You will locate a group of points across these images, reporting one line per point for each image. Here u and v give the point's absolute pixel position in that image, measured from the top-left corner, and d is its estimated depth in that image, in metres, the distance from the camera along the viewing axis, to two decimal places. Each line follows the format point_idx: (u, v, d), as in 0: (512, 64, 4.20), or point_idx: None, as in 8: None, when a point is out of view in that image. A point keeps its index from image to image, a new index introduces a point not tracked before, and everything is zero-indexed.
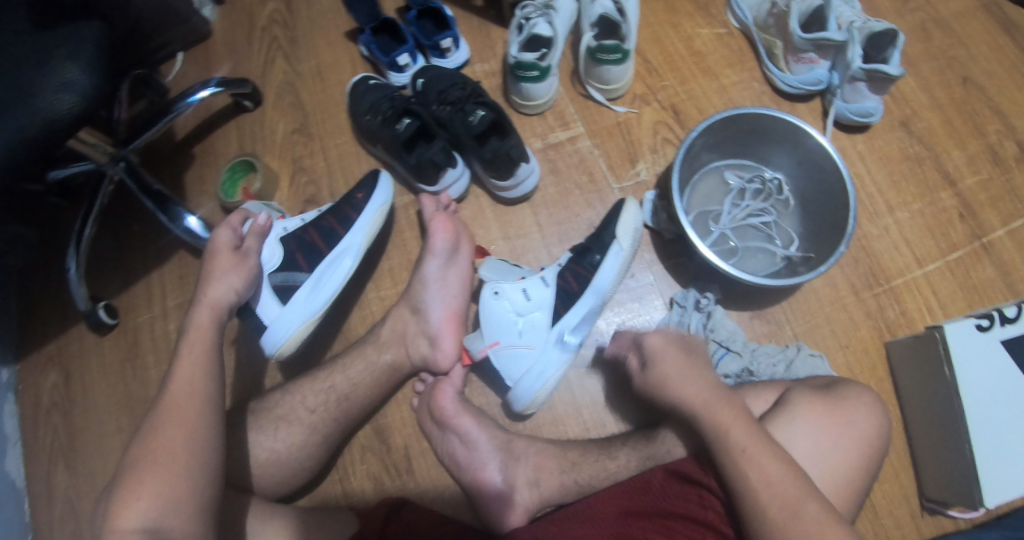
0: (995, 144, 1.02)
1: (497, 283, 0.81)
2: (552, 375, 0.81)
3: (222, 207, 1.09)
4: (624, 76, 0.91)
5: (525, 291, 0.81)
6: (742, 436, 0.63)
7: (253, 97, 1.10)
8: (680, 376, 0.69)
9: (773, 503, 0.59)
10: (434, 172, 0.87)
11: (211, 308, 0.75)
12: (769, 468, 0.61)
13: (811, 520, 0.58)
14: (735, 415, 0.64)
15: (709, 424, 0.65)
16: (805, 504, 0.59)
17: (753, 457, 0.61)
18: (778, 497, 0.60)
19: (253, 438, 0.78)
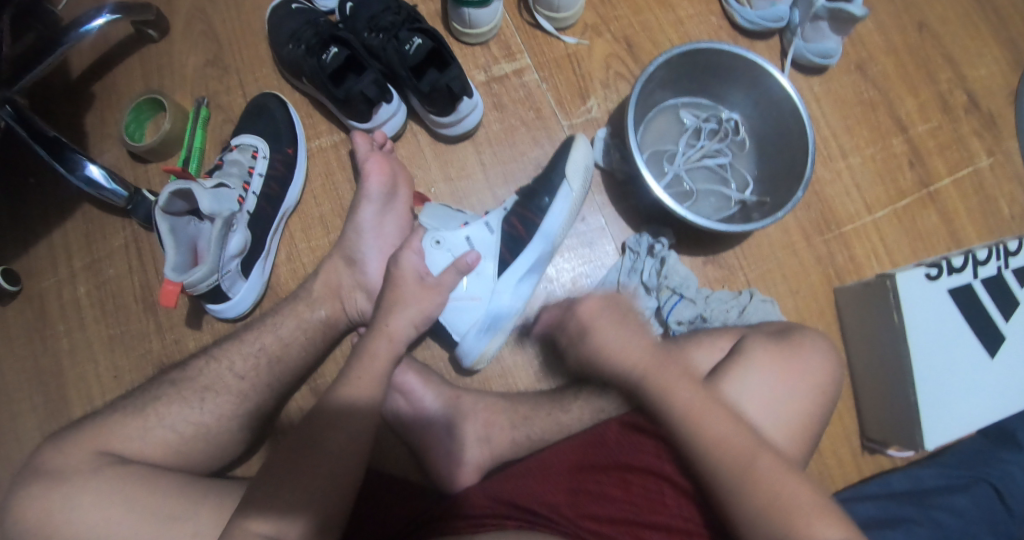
0: (945, 92, 1.01)
1: (438, 231, 0.73)
2: (501, 327, 0.76)
3: (129, 152, 0.97)
4: (575, 3, 0.84)
5: (469, 239, 0.75)
6: (683, 394, 0.60)
7: (157, 24, 0.98)
8: (613, 337, 0.63)
9: (733, 456, 0.58)
10: (366, 108, 0.78)
11: (391, 342, 0.66)
12: (722, 429, 0.59)
13: (763, 474, 0.57)
14: (679, 376, 0.62)
15: (653, 386, 0.61)
16: (761, 454, 0.58)
17: (706, 415, 0.60)
18: (734, 453, 0.58)
19: (170, 410, 0.69)
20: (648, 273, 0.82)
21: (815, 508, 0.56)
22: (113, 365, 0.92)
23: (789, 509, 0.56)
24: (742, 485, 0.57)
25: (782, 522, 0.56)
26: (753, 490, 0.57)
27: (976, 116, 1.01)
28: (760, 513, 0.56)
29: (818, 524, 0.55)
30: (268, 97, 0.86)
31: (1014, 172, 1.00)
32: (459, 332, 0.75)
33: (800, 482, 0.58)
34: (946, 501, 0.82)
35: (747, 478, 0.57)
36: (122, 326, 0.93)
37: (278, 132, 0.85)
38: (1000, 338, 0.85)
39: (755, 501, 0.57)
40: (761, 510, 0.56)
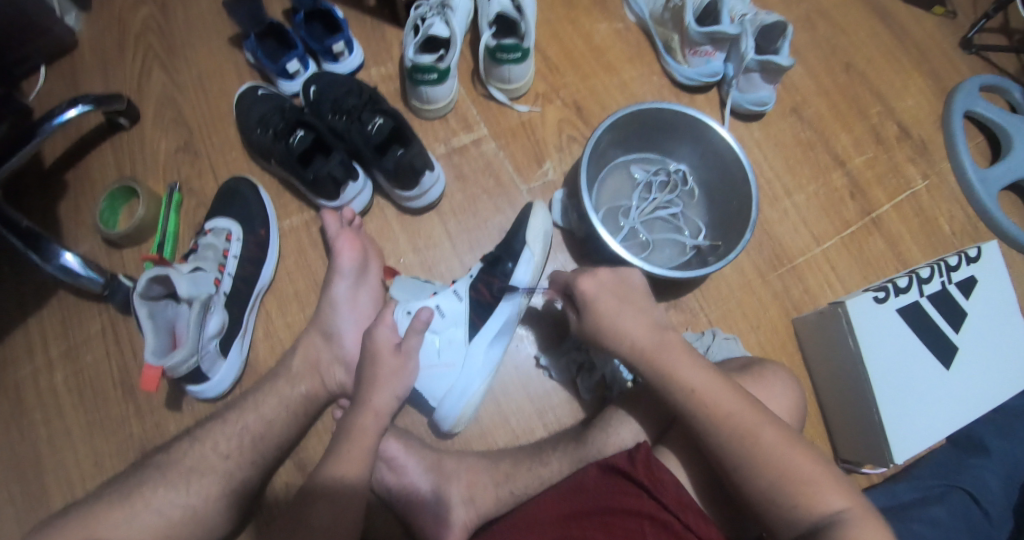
0: (877, 126, 1.09)
1: (409, 303, 0.78)
2: (476, 390, 0.79)
3: (104, 240, 0.99)
4: (525, 75, 0.90)
5: (439, 308, 0.79)
6: (688, 373, 0.65)
7: (129, 114, 1.01)
8: (621, 316, 0.68)
9: (735, 432, 0.62)
10: (334, 187, 0.82)
11: (378, 417, 0.67)
12: (726, 402, 0.63)
13: (769, 446, 0.61)
14: (680, 357, 0.66)
15: (660, 365, 0.66)
16: (763, 430, 0.62)
17: (704, 394, 0.64)
18: (739, 424, 0.62)
19: (157, 495, 0.69)
20: None
21: (818, 471, 0.60)
22: (94, 452, 0.92)
23: (796, 479, 0.60)
24: (749, 455, 0.61)
25: (789, 490, 0.59)
26: (760, 459, 0.61)
27: (908, 144, 1.09)
28: (777, 482, 0.60)
29: (821, 485, 0.59)
30: (239, 182, 0.89)
31: (949, 192, 1.08)
32: (435, 398, 0.79)
33: (802, 452, 0.61)
34: (924, 513, 0.84)
35: (750, 453, 0.61)
36: (101, 411, 0.94)
37: (250, 216, 0.88)
38: (953, 350, 0.90)
39: (766, 471, 0.60)
40: (776, 484, 0.60)
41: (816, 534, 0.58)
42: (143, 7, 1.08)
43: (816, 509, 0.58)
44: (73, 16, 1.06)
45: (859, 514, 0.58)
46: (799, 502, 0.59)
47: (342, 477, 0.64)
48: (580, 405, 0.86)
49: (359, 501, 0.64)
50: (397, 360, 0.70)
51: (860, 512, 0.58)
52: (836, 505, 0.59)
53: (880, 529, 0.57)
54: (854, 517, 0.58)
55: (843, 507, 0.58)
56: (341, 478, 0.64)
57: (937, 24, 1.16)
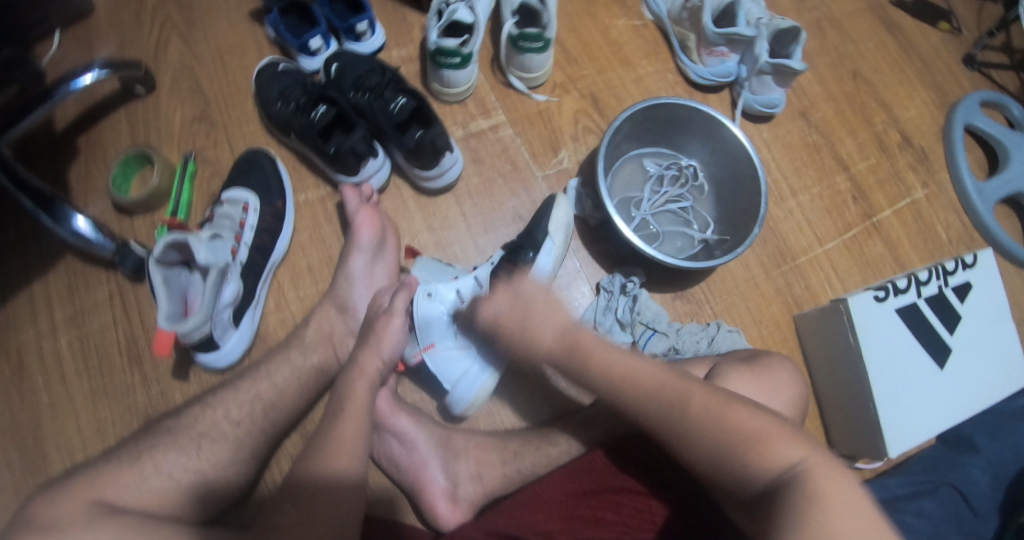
0: (881, 133, 1.12)
1: (431, 284, 0.79)
2: (489, 378, 0.80)
3: (115, 206, 0.99)
4: (545, 64, 0.92)
5: (459, 293, 0.79)
6: (607, 363, 0.64)
7: (145, 82, 1.02)
8: (540, 318, 0.67)
9: (660, 409, 0.61)
10: (355, 162, 0.83)
11: (366, 378, 0.69)
12: (647, 379, 0.62)
13: (699, 410, 0.59)
14: (596, 347, 0.64)
15: (578, 362, 0.65)
16: (689, 395, 0.60)
17: (636, 376, 0.63)
18: (665, 397, 0.61)
19: (167, 458, 0.69)
20: (621, 310, 0.86)
21: (766, 428, 0.57)
22: (96, 418, 0.92)
23: (735, 441, 0.56)
24: (677, 428, 0.59)
25: (737, 453, 0.56)
26: (688, 436, 0.59)
27: (910, 154, 1.12)
28: (711, 451, 0.57)
29: (772, 440, 0.56)
30: (257, 154, 0.91)
31: (948, 201, 1.11)
32: (450, 382, 0.80)
33: (745, 415, 0.58)
34: (916, 506, 0.86)
35: (678, 426, 0.59)
36: (105, 378, 0.94)
37: (268, 188, 0.88)
38: (947, 350, 0.93)
39: (698, 441, 0.58)
40: (714, 449, 0.57)
41: (775, 489, 0.53)
42: None
43: (769, 465, 0.54)
44: None
45: (814, 464, 0.53)
46: (744, 462, 0.55)
47: (331, 474, 0.62)
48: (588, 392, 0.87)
49: (355, 501, 0.62)
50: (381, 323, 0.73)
51: (816, 459, 0.54)
52: (789, 458, 0.54)
53: (841, 474, 0.52)
54: (807, 466, 0.53)
55: (795, 460, 0.54)
56: (334, 472, 0.62)
57: (943, 38, 1.19)
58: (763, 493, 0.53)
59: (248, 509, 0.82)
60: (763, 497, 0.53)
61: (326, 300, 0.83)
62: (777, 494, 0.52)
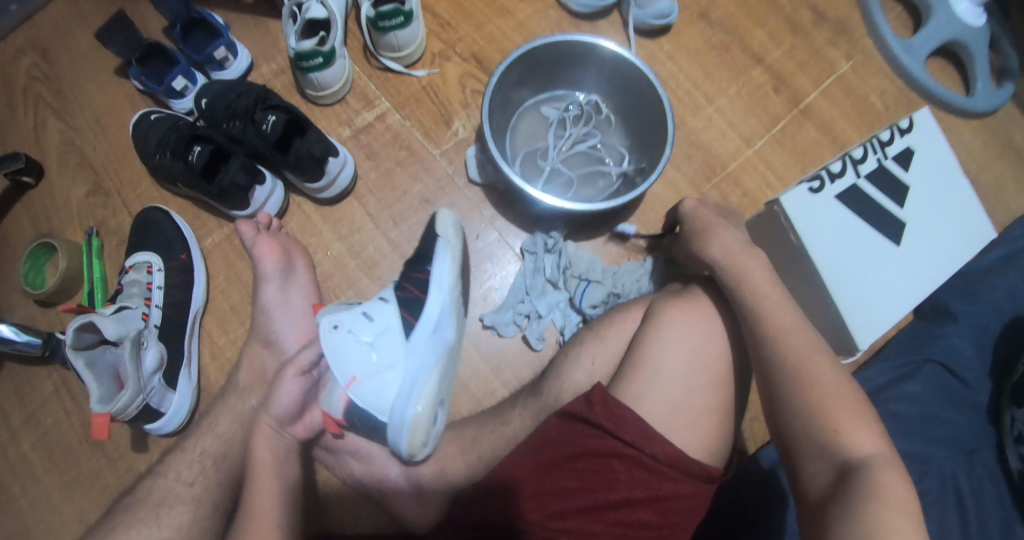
0: (791, 14, 1.06)
1: (334, 315, 0.71)
2: (425, 388, 0.69)
3: (36, 301, 0.96)
4: (415, 38, 0.87)
5: (365, 313, 0.72)
6: (764, 286, 0.64)
7: (32, 170, 0.98)
8: (724, 235, 0.70)
9: (793, 346, 0.60)
10: (242, 195, 0.80)
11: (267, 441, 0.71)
12: (784, 320, 0.62)
13: (825, 368, 0.59)
14: (766, 275, 0.65)
15: (740, 278, 0.66)
16: (817, 353, 0.60)
17: (775, 306, 0.63)
18: (787, 344, 0.60)
19: (130, 537, 0.68)
20: (550, 270, 0.85)
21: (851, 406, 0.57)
22: (75, 512, 0.91)
23: (833, 408, 0.56)
24: (793, 369, 0.59)
25: (818, 421, 0.56)
26: (804, 383, 0.58)
27: (826, 27, 1.06)
28: (806, 408, 0.57)
29: (857, 428, 0.55)
30: (151, 211, 0.86)
31: (875, 66, 1.05)
32: (383, 413, 0.69)
33: (851, 391, 0.58)
34: (902, 391, 0.84)
35: (796, 370, 0.59)
36: (74, 471, 0.92)
37: (168, 243, 0.85)
38: (901, 225, 0.89)
39: (806, 391, 0.58)
40: (807, 404, 0.57)
41: (846, 475, 0.53)
42: (24, 58, 1.03)
43: (848, 449, 0.54)
44: None
45: (890, 461, 0.53)
46: (826, 429, 0.55)
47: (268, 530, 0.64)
48: (536, 357, 0.84)
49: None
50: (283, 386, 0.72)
51: (891, 459, 0.54)
52: (870, 449, 0.54)
53: (907, 487, 0.52)
54: (885, 462, 0.53)
55: (874, 452, 0.54)
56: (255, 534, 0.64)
57: None
58: (829, 483, 0.54)
59: None
60: (831, 486, 0.53)
61: (253, 337, 0.80)
62: (841, 483, 0.52)
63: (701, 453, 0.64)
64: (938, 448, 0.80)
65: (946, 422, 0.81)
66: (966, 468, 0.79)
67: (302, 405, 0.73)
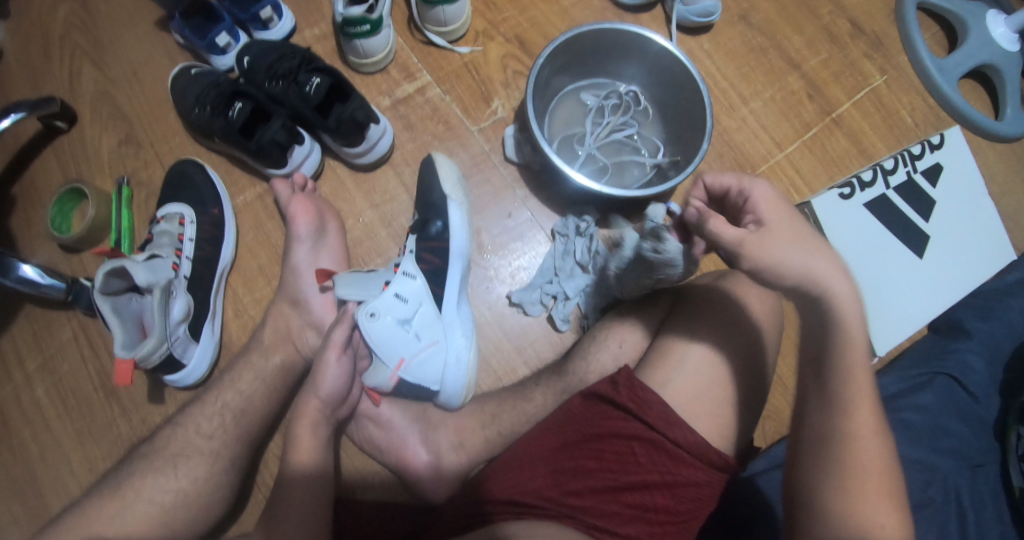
0: (830, 24, 1.06)
1: (370, 303, 0.71)
2: (468, 356, 0.78)
3: (61, 246, 0.96)
4: (461, 15, 0.87)
5: (398, 295, 0.73)
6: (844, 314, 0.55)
7: (65, 115, 0.98)
8: (782, 252, 0.55)
9: (850, 401, 0.54)
10: (280, 153, 0.81)
11: (309, 421, 0.68)
12: (855, 362, 0.55)
13: (871, 434, 0.53)
14: (847, 296, 0.55)
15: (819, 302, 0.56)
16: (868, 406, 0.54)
17: (856, 344, 0.55)
18: (847, 394, 0.54)
19: (146, 484, 0.69)
20: (580, 253, 0.85)
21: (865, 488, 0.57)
22: (86, 458, 0.92)
23: (858, 478, 0.52)
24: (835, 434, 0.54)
25: (841, 487, 0.52)
26: (844, 449, 0.53)
27: (863, 40, 1.06)
28: (835, 476, 0.53)
29: (880, 508, 0.51)
30: (185, 164, 0.87)
31: (909, 83, 1.06)
32: (437, 383, 0.76)
33: (884, 457, 0.53)
34: (912, 401, 0.84)
35: (838, 431, 0.54)
36: (87, 418, 0.93)
37: (201, 197, 0.85)
38: (924, 237, 0.93)
39: (840, 460, 0.53)
40: (833, 469, 0.53)
41: None
42: (64, 5, 1.03)
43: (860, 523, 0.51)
44: None
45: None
46: (847, 500, 0.52)
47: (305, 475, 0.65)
48: (558, 337, 0.86)
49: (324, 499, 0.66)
50: (335, 363, 0.69)
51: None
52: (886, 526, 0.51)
53: None
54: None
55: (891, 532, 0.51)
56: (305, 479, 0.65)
57: None
58: None
59: (244, 520, 0.81)
60: None
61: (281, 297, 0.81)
62: None
63: (718, 442, 0.65)
64: (945, 459, 0.79)
65: (953, 434, 0.81)
66: (969, 483, 0.78)
67: (347, 384, 0.70)
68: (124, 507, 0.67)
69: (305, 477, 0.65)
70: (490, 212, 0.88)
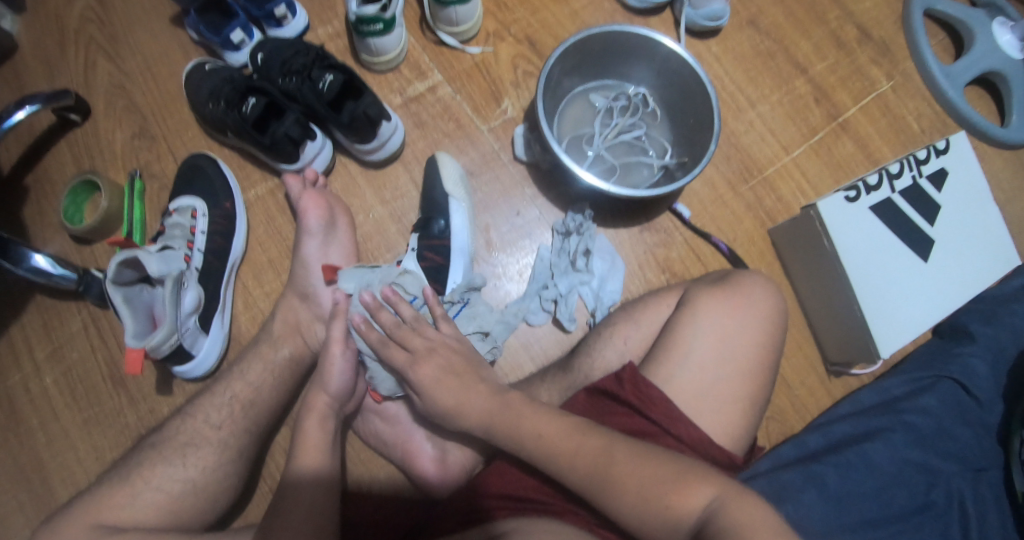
0: (837, 30, 1.07)
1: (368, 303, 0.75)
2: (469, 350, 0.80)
3: (73, 237, 0.97)
4: (473, 15, 0.88)
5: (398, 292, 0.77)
6: (534, 422, 0.63)
7: (79, 108, 0.99)
8: (448, 391, 0.67)
9: (586, 460, 0.59)
10: (292, 148, 0.82)
11: (319, 415, 0.69)
12: (566, 444, 0.60)
13: (627, 468, 0.57)
14: (522, 407, 0.65)
15: (507, 433, 0.64)
16: (612, 453, 0.58)
17: (545, 439, 0.61)
18: (584, 461, 0.59)
19: (155, 472, 0.70)
20: (575, 251, 0.88)
21: (660, 479, 0.55)
22: (94, 447, 0.93)
23: (653, 488, 0.55)
24: (603, 478, 0.57)
25: (649, 509, 0.54)
26: (615, 484, 0.57)
27: (870, 46, 1.07)
28: (636, 504, 0.55)
29: (679, 493, 0.54)
30: (198, 158, 0.88)
31: (915, 90, 1.06)
32: None
33: (652, 465, 0.57)
34: (916, 403, 0.84)
35: (604, 479, 0.57)
36: (95, 407, 0.94)
37: (213, 189, 0.86)
38: (930, 242, 0.91)
39: (625, 490, 0.56)
40: (635, 500, 0.55)
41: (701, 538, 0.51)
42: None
43: (683, 510, 0.53)
44: (8, 17, 1.02)
45: (726, 498, 0.52)
46: (661, 510, 0.54)
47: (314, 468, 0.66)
48: (564, 336, 0.88)
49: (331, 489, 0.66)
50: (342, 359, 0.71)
51: (726, 497, 0.53)
52: (705, 498, 0.53)
53: (754, 507, 0.51)
54: (722, 506, 0.52)
55: (711, 498, 0.53)
56: (314, 471, 0.65)
57: None
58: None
59: (250, 511, 0.82)
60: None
61: (290, 291, 0.82)
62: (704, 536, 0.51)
63: (725, 440, 0.66)
64: (947, 462, 0.80)
65: (956, 439, 0.82)
66: (974, 487, 0.79)
67: (352, 377, 0.72)
68: (132, 495, 0.68)
69: (315, 470, 0.66)
70: (499, 210, 0.90)
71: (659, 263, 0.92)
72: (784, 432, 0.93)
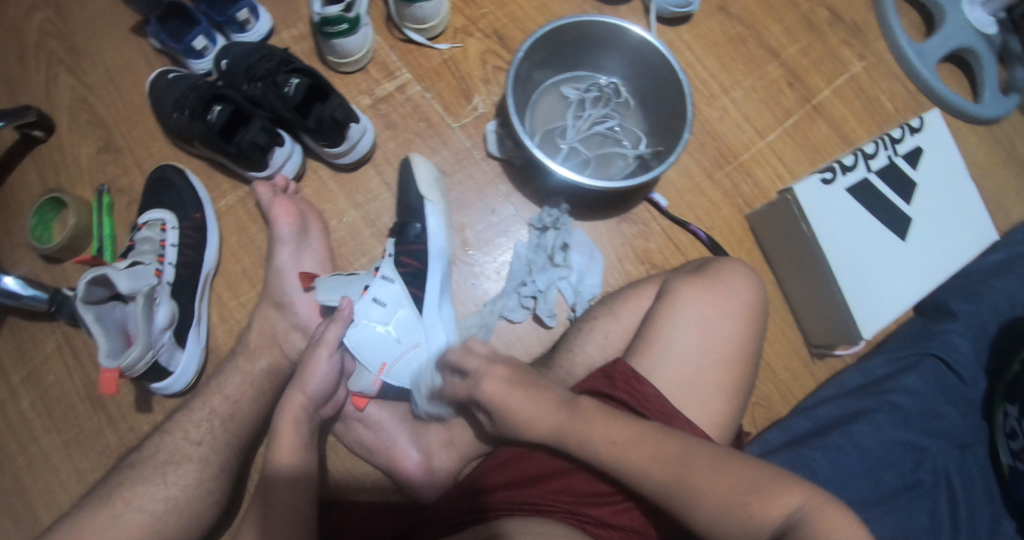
0: (808, 12, 1.06)
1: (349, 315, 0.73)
2: None
3: (42, 257, 0.95)
4: (438, 11, 0.87)
5: (376, 299, 0.75)
6: (601, 428, 0.58)
7: (42, 124, 0.96)
8: (522, 403, 0.62)
9: (659, 466, 0.55)
10: (260, 155, 0.80)
11: (294, 421, 0.67)
12: (638, 451, 0.56)
13: (706, 463, 0.54)
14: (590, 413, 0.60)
15: (573, 441, 0.59)
16: (691, 451, 0.55)
17: (615, 446, 0.57)
18: (659, 474, 0.54)
19: (136, 492, 0.68)
20: (554, 247, 0.87)
21: (743, 479, 0.52)
22: (75, 469, 0.91)
23: (734, 492, 0.51)
24: (679, 478, 0.53)
25: (738, 507, 0.50)
26: (696, 490, 0.52)
27: (841, 27, 1.07)
28: (719, 509, 0.51)
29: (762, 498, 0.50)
30: (165, 169, 0.86)
31: (887, 69, 1.06)
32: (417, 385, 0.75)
33: (741, 465, 0.53)
34: (900, 383, 0.84)
35: (683, 483, 0.53)
36: (74, 428, 0.92)
37: (182, 202, 0.85)
38: (908, 221, 0.91)
39: (705, 494, 0.52)
40: (717, 503, 0.51)
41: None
42: (38, 12, 1.02)
43: (769, 517, 0.49)
44: None
45: (815, 503, 0.50)
46: (748, 515, 0.50)
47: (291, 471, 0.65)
48: (546, 332, 0.87)
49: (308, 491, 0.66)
50: (323, 365, 0.68)
51: (810, 499, 0.50)
52: (790, 504, 0.50)
53: (840, 511, 0.49)
54: (811, 512, 0.49)
55: (798, 504, 0.50)
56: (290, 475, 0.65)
57: None
58: None
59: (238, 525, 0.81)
60: None
61: (265, 301, 0.80)
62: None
63: (712, 430, 0.66)
64: (931, 439, 0.81)
65: (940, 416, 0.83)
66: (957, 461, 0.81)
67: (333, 382, 0.69)
68: (113, 518, 0.66)
69: (294, 481, 0.65)
70: (475, 208, 0.89)
71: (639, 255, 0.92)
72: (771, 417, 0.93)
